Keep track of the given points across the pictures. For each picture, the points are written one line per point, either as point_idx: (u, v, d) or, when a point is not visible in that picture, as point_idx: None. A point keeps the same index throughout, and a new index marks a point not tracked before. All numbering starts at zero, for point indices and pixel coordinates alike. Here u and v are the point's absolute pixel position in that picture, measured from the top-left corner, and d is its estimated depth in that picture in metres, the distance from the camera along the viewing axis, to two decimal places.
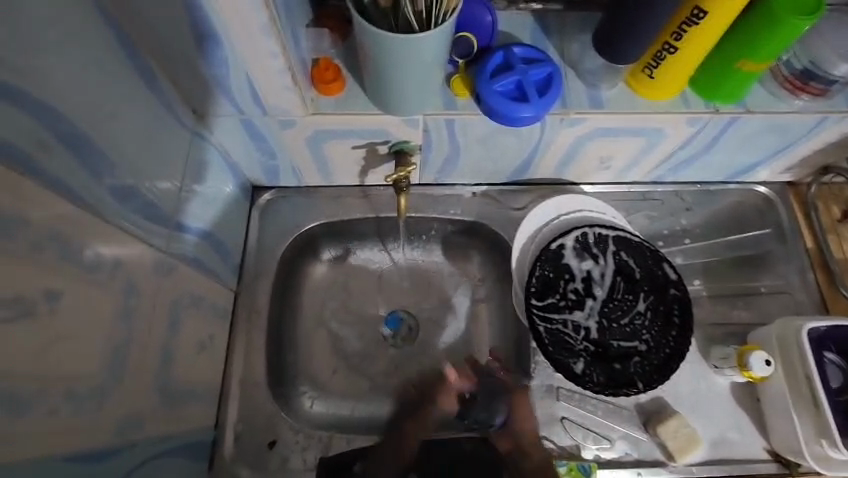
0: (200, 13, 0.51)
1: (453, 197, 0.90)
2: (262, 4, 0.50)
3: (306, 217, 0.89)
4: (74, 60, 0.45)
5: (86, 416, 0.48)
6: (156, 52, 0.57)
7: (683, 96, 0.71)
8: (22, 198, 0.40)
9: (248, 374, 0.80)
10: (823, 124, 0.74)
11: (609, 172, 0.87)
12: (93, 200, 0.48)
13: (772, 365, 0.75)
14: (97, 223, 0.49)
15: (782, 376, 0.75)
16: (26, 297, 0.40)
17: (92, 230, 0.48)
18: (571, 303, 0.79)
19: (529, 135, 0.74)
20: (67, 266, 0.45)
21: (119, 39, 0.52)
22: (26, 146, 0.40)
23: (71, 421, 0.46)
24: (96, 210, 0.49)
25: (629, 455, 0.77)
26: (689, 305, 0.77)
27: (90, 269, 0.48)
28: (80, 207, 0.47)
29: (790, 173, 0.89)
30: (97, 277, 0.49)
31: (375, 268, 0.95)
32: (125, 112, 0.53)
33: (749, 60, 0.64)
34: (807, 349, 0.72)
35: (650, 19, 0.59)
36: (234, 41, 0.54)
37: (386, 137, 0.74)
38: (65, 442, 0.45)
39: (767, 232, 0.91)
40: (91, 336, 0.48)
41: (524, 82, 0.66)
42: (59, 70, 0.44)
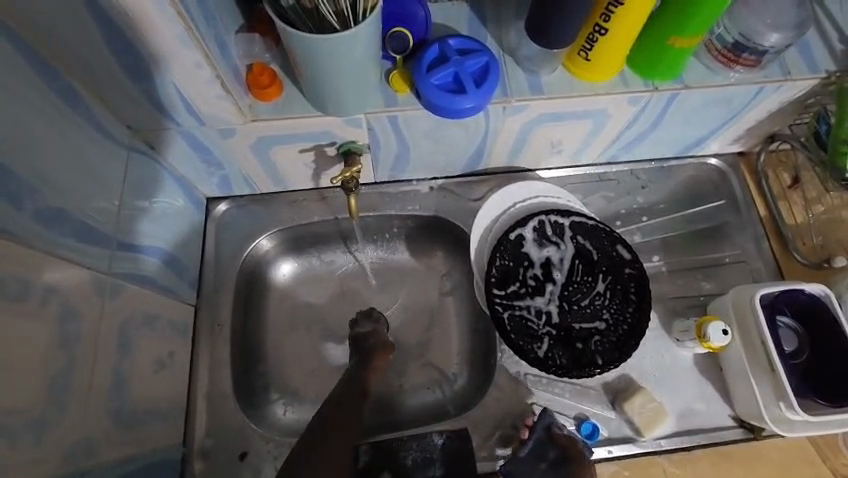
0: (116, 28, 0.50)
1: (411, 193, 0.90)
2: (176, 14, 0.50)
3: (263, 225, 0.88)
4: None
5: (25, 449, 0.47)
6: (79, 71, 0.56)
7: (622, 77, 0.71)
8: None
9: (214, 387, 0.79)
10: (760, 94, 0.75)
11: (561, 156, 0.87)
12: (18, 226, 0.47)
13: (729, 334, 0.76)
14: (23, 250, 0.47)
15: (740, 343, 0.77)
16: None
17: (17, 256, 0.47)
18: (531, 289, 0.79)
19: (475, 125, 0.74)
20: None
21: (32, 62, 0.50)
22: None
23: (10, 455, 0.45)
24: (23, 238, 0.48)
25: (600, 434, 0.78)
26: (645, 282, 0.78)
27: (18, 299, 0.47)
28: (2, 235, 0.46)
29: (738, 143, 0.91)
30: (30, 306, 0.48)
31: (340, 270, 0.94)
32: (48, 136, 0.52)
33: (679, 36, 0.65)
34: (760, 314, 0.73)
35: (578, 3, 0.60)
36: (155, 54, 0.54)
37: (332, 138, 0.73)
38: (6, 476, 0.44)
39: (722, 203, 0.93)
40: (26, 364, 0.47)
41: (461, 73, 0.66)
42: None
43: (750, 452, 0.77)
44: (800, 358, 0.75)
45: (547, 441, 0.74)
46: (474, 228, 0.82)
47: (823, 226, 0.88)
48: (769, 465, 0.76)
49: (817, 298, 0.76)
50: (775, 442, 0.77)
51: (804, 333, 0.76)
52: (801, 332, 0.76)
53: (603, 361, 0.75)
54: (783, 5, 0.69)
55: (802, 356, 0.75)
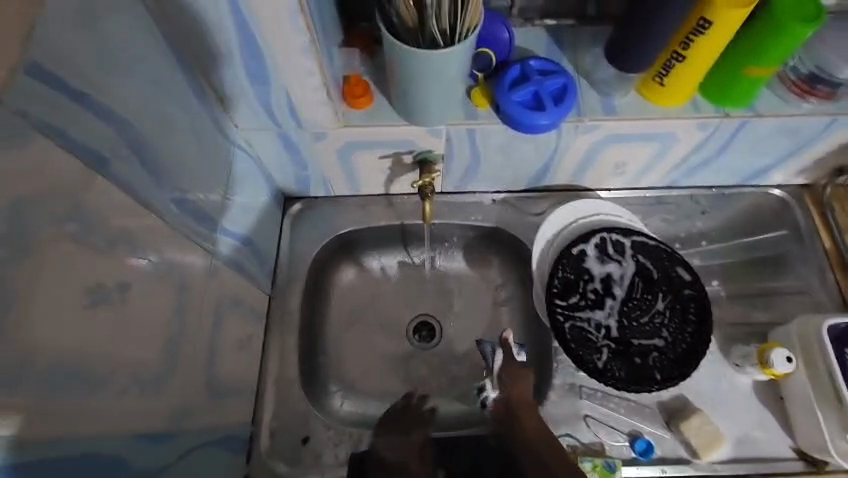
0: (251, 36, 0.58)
1: (474, 204, 0.94)
2: (304, 28, 0.57)
3: (334, 225, 0.94)
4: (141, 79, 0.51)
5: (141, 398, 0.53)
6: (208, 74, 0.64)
7: (693, 103, 0.74)
8: (99, 200, 0.46)
9: (283, 373, 0.84)
10: (832, 126, 0.76)
11: (623, 177, 0.90)
12: (156, 202, 0.54)
13: (793, 362, 0.76)
14: (156, 221, 0.54)
15: (804, 372, 0.76)
16: (98, 283, 0.45)
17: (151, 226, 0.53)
18: (591, 302, 0.81)
19: (546, 142, 0.78)
20: (134, 261, 0.50)
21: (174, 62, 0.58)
22: (102, 150, 0.46)
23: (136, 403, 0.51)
24: (158, 212, 0.55)
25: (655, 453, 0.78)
26: (706, 304, 0.79)
27: (151, 265, 0.53)
28: (145, 207, 0.52)
29: (804, 175, 0.91)
30: (157, 273, 0.54)
31: (400, 273, 0.99)
32: (182, 126, 0.59)
33: (756, 65, 0.67)
34: (829, 350, 0.73)
35: (663, 28, 0.63)
36: (277, 60, 0.61)
37: (411, 147, 0.79)
38: (132, 421, 0.50)
39: (784, 233, 0.93)
40: (150, 322, 0.53)
41: (540, 92, 0.69)
42: (130, 88, 0.50)
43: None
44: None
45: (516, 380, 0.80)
46: (536, 239, 0.86)
47: None
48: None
49: None
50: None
51: None
52: None
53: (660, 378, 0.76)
54: None
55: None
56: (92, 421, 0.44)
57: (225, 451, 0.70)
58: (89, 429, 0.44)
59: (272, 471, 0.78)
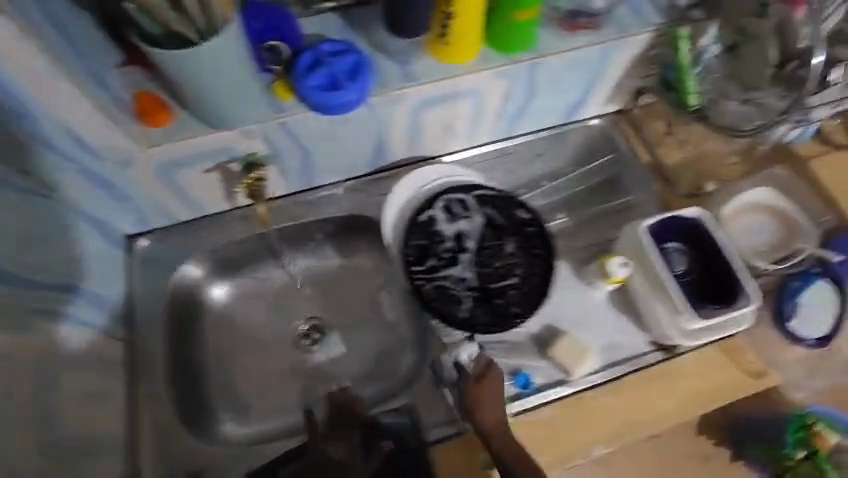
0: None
1: (326, 197, 0.94)
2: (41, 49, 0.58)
3: (185, 253, 0.89)
4: None
5: None
6: None
7: (483, 56, 0.79)
8: None
9: (158, 415, 0.81)
10: (607, 52, 0.84)
11: (456, 138, 0.95)
12: None
13: (628, 266, 0.84)
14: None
15: (640, 275, 0.84)
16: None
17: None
18: (447, 260, 0.85)
19: (363, 120, 0.80)
20: None
21: None
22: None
23: None
24: None
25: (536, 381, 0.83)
26: (547, 235, 0.86)
27: None
28: None
29: (613, 102, 1.00)
30: None
31: (272, 285, 0.96)
32: None
33: (520, 10, 0.74)
34: (648, 246, 0.81)
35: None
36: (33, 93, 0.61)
37: (232, 154, 0.78)
38: None
39: (608, 158, 1.02)
40: None
41: (336, 74, 0.71)
42: None
43: (673, 367, 0.82)
44: (696, 278, 0.82)
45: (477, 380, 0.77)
46: (386, 214, 0.88)
47: (696, 161, 0.98)
48: (690, 375, 0.81)
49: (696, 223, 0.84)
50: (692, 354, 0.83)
51: (694, 255, 0.83)
52: (691, 255, 0.83)
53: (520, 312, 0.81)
54: None
55: (697, 275, 0.82)
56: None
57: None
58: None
59: None
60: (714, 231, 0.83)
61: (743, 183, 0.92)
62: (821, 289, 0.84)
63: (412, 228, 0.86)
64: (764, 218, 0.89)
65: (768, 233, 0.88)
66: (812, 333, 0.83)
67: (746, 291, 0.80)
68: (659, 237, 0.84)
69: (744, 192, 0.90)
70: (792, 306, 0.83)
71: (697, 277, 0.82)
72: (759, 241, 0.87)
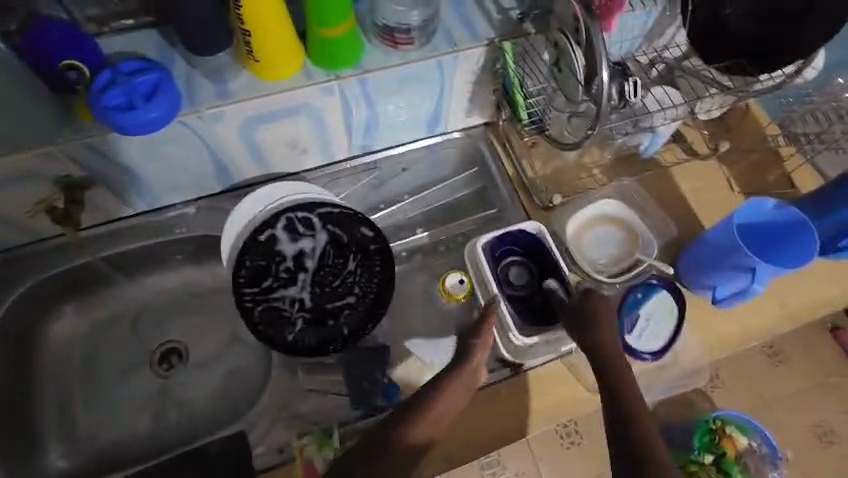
0: None
1: (175, 217, 0.91)
2: None
3: (18, 279, 0.85)
4: None
5: None
6: None
7: (304, 71, 0.77)
8: None
9: None
10: (442, 66, 0.84)
11: (309, 154, 0.94)
12: None
13: (465, 282, 0.88)
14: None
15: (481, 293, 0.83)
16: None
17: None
18: (284, 281, 0.82)
19: (187, 140, 0.79)
20: None
21: None
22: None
23: None
24: None
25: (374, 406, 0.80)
26: (388, 252, 0.84)
27: None
28: None
29: (477, 115, 0.99)
30: None
31: (127, 307, 0.94)
32: None
33: (326, 27, 0.72)
34: (482, 263, 0.82)
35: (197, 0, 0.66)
36: None
37: (44, 177, 0.76)
38: None
39: (475, 170, 1.01)
40: None
41: (131, 94, 0.69)
42: None
43: (518, 384, 0.82)
44: (529, 294, 0.82)
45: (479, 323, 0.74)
46: (225, 233, 0.85)
47: (557, 172, 0.98)
48: (534, 393, 0.81)
49: (536, 237, 0.83)
50: (540, 370, 0.83)
51: (533, 270, 0.83)
52: (530, 269, 0.83)
53: (353, 332, 0.80)
54: None
55: (532, 290, 0.83)
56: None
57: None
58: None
59: None
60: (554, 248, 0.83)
61: (594, 196, 0.92)
62: (662, 299, 0.83)
63: (250, 246, 0.83)
64: (609, 229, 0.90)
65: (608, 247, 0.89)
66: (653, 345, 0.81)
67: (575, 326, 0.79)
68: (498, 251, 0.84)
69: (592, 205, 0.90)
70: (631, 318, 0.81)
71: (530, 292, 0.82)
72: (599, 254, 0.89)
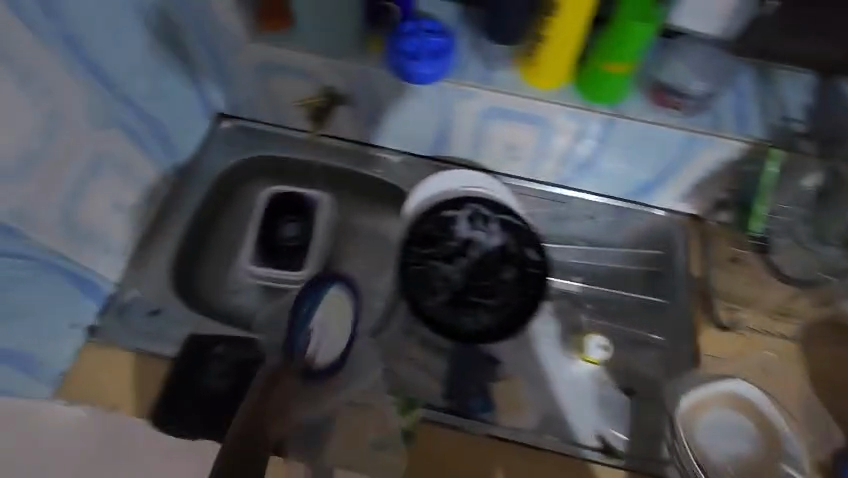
0: None
1: (379, 159, 1.01)
2: None
3: (251, 147, 1.02)
4: None
5: None
6: None
7: (563, 92, 0.81)
8: None
9: (157, 256, 0.91)
10: (692, 143, 0.81)
11: (518, 162, 0.97)
12: (40, 21, 0.63)
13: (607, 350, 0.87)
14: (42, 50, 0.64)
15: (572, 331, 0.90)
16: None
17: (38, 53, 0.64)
18: (444, 257, 0.87)
19: (434, 101, 0.86)
20: None
21: None
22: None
23: None
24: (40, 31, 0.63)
25: (459, 422, 0.77)
26: (546, 280, 0.85)
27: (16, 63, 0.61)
28: (22, 17, 0.61)
29: (686, 202, 0.95)
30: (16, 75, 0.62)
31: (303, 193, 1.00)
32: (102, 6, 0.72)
33: (610, 62, 0.75)
34: (404, 213, 0.90)
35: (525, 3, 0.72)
36: None
37: (318, 82, 0.88)
38: None
39: (659, 253, 0.96)
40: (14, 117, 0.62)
41: (422, 46, 0.78)
42: None
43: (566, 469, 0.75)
44: (527, 277, 0.86)
45: (450, 304, 0.83)
46: (286, 186, 1.00)
47: (754, 300, 0.88)
48: (426, 458, 0.74)
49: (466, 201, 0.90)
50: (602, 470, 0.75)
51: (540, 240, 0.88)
52: (544, 268, 0.86)
53: (476, 323, 0.82)
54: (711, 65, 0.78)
55: (532, 276, 0.86)
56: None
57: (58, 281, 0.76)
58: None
59: (118, 338, 0.83)
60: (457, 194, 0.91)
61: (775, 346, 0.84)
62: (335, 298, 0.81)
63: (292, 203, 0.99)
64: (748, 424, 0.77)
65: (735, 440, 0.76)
66: (330, 361, 0.79)
67: (504, 330, 0.81)
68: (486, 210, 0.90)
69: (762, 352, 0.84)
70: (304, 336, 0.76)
71: (532, 282, 0.85)
72: (720, 444, 0.76)
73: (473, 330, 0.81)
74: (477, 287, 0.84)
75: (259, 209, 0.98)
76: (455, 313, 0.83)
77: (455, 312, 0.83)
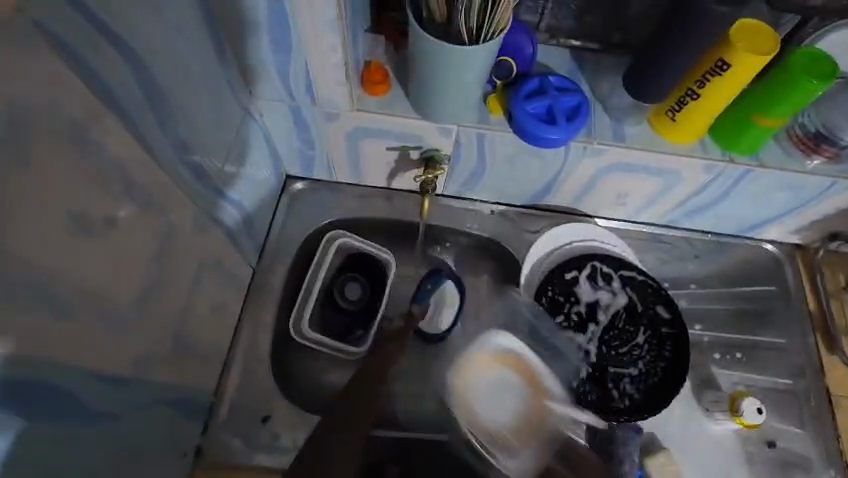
0: (283, 21, 0.61)
1: (473, 212, 0.91)
2: (338, 24, 0.60)
3: (331, 210, 0.92)
4: (162, 35, 0.52)
5: (121, 336, 0.52)
6: (237, 46, 0.66)
7: (701, 143, 0.75)
8: (90, 113, 0.44)
9: (253, 349, 0.83)
10: (832, 187, 0.77)
11: (623, 208, 0.90)
12: (152, 137, 0.53)
13: (762, 413, 0.80)
14: (161, 172, 0.55)
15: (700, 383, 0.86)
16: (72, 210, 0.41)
17: (158, 177, 0.54)
18: (574, 326, 0.82)
19: (553, 159, 0.78)
20: (110, 182, 0.47)
21: (212, 31, 0.61)
22: (73, 37, 0.40)
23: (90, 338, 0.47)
24: (151, 147, 0.53)
25: None
26: (685, 341, 0.80)
27: (135, 195, 0.51)
28: (137, 139, 0.50)
29: (800, 235, 0.92)
30: (137, 208, 0.51)
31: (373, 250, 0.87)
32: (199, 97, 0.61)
33: (766, 116, 0.68)
34: (523, 280, 0.85)
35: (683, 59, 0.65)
36: (299, 44, 0.63)
37: (419, 142, 0.79)
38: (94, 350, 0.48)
39: (774, 290, 0.93)
40: (137, 257, 0.52)
41: (555, 107, 0.71)
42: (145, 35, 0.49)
43: None
44: (663, 339, 0.81)
45: (590, 378, 0.80)
46: (353, 238, 0.87)
47: None
48: None
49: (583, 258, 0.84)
50: None
51: (667, 295, 0.83)
52: (680, 327, 0.81)
53: (619, 397, 0.79)
54: None
55: (667, 337, 0.81)
56: (26, 349, 0.40)
57: (171, 409, 0.68)
58: (35, 365, 0.41)
59: (229, 449, 0.77)
60: (568, 250, 0.87)
61: None
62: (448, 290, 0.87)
63: (364, 265, 0.87)
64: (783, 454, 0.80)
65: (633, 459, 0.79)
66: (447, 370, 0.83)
67: (648, 404, 0.78)
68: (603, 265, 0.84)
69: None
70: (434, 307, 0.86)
71: (667, 347, 0.80)
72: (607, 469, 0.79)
73: (616, 403, 0.78)
74: (613, 355, 0.81)
75: (325, 269, 0.86)
76: (595, 386, 0.80)
77: (596, 386, 0.80)
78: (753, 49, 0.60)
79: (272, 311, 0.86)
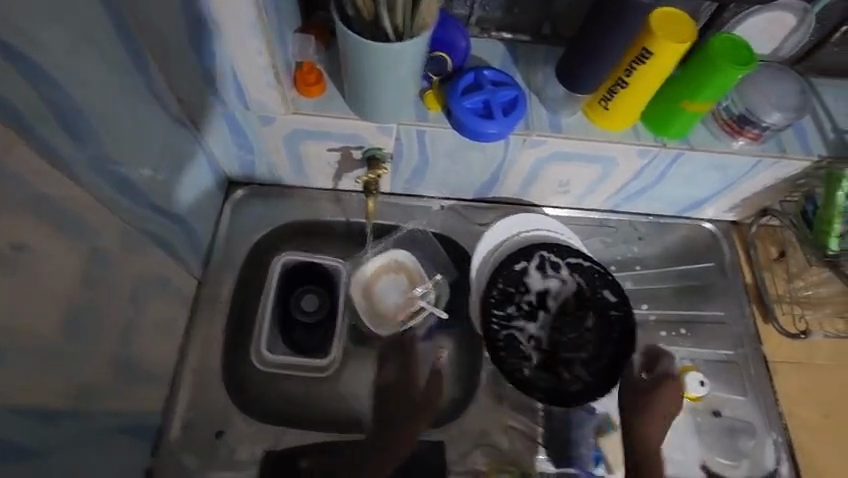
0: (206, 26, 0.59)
1: (421, 207, 0.92)
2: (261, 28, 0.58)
3: (277, 214, 0.90)
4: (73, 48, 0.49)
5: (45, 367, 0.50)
6: None
7: (634, 130, 0.77)
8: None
9: (204, 363, 0.80)
10: (758, 166, 0.81)
11: (568, 195, 0.92)
12: (69, 157, 0.50)
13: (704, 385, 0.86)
14: (81, 195, 0.52)
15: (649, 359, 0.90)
16: None
17: (79, 200, 0.52)
18: (526, 314, 0.82)
19: (493, 152, 0.78)
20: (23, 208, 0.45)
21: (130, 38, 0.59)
22: None
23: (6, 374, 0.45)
24: (69, 169, 0.50)
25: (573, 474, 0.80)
26: (631, 322, 0.82)
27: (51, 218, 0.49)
28: (52, 161, 0.48)
29: (734, 212, 0.96)
30: (54, 231, 0.49)
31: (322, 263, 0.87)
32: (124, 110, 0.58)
33: (691, 101, 0.71)
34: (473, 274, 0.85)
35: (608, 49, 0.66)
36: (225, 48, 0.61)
37: (360, 142, 0.77)
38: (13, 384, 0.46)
39: (711, 266, 0.97)
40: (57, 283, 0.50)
41: (491, 101, 0.71)
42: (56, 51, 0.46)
43: None
44: (610, 322, 0.83)
45: (545, 366, 0.80)
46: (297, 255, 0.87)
47: (803, 302, 0.94)
48: None
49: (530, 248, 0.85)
50: None
51: (612, 279, 0.85)
52: (625, 309, 0.83)
53: (574, 381, 0.80)
54: (785, 91, 0.76)
55: (614, 320, 0.83)
56: None
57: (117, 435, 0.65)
58: None
59: (184, 469, 0.75)
60: (515, 241, 0.88)
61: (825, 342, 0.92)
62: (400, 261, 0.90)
63: (316, 277, 0.87)
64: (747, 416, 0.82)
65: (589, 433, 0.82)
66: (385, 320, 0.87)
67: (600, 386, 0.80)
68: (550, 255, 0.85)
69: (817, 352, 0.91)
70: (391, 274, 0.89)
71: (615, 330, 0.83)
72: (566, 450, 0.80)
73: (572, 388, 0.79)
74: (565, 341, 0.82)
75: (276, 283, 0.85)
76: (551, 373, 0.80)
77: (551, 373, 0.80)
78: (672, 38, 0.62)
79: (220, 321, 0.83)
